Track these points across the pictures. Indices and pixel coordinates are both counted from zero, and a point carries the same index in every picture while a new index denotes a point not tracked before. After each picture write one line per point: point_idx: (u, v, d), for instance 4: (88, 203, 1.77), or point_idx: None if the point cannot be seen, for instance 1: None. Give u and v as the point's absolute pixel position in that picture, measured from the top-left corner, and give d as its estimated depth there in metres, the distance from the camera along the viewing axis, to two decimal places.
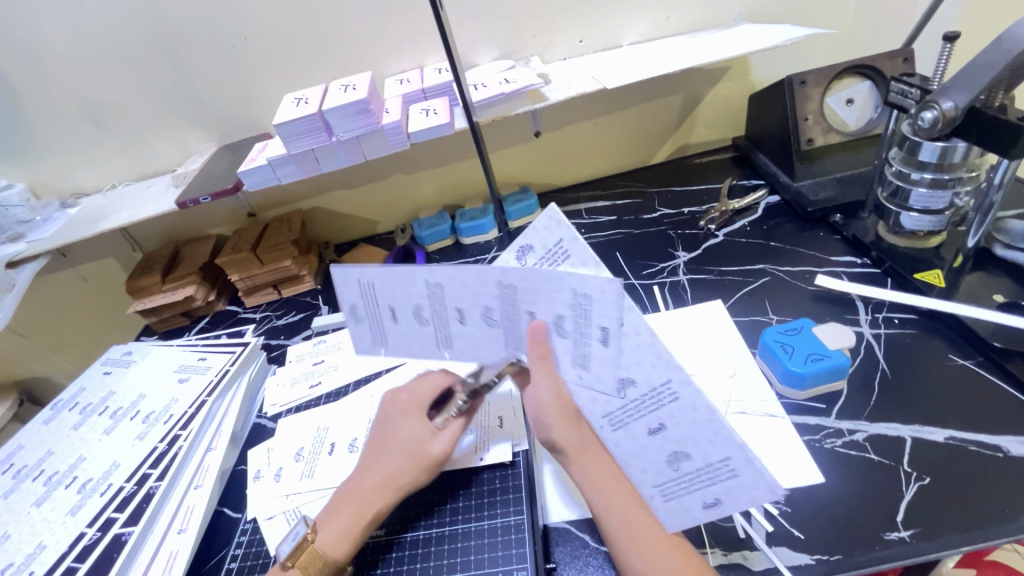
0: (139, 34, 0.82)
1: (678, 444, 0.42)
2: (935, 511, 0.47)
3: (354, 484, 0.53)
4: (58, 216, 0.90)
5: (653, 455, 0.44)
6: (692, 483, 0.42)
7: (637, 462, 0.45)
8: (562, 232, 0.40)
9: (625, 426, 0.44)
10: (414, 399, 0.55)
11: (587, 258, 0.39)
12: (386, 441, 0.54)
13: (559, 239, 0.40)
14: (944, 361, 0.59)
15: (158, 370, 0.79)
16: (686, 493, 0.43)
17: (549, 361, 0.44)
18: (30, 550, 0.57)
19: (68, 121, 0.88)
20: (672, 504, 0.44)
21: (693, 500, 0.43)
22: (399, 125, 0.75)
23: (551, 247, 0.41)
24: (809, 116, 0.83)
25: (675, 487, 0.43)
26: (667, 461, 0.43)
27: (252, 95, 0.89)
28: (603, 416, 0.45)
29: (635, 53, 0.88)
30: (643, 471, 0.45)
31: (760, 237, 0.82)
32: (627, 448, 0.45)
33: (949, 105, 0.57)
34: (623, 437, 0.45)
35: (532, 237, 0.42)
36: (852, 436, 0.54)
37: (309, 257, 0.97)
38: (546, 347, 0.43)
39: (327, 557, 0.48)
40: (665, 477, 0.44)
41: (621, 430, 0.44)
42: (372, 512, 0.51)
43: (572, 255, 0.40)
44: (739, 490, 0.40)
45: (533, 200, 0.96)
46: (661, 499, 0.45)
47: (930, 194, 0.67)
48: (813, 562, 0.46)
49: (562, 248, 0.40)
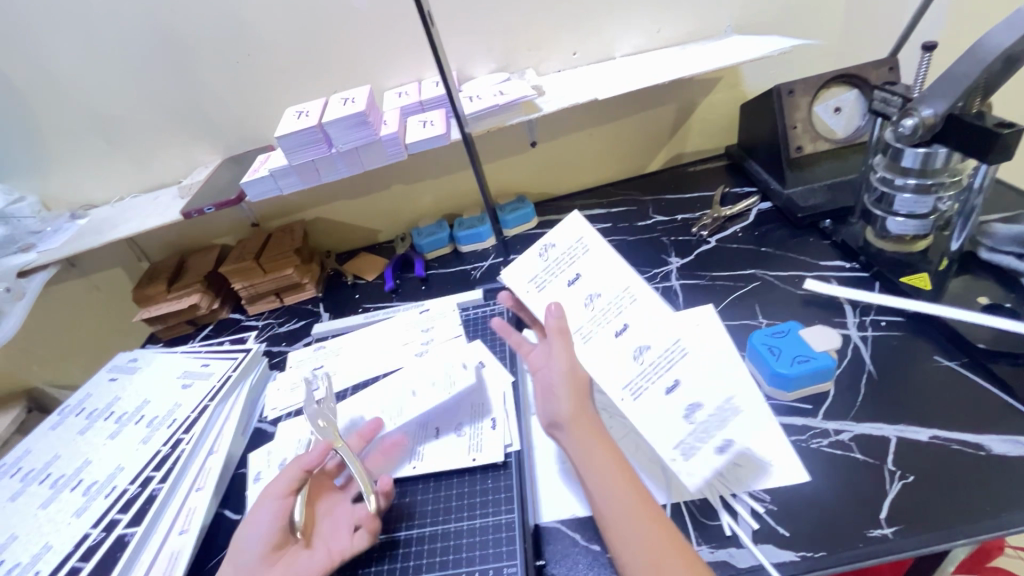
0: (147, 51, 0.85)
1: (689, 397, 0.53)
2: (919, 508, 0.48)
3: None
4: (68, 226, 0.93)
5: (671, 412, 0.52)
6: (707, 431, 0.53)
7: (657, 424, 0.52)
8: (582, 232, 0.59)
9: (643, 393, 0.52)
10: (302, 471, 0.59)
11: (595, 248, 0.58)
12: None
13: (579, 239, 0.59)
14: (930, 362, 0.60)
15: (162, 376, 0.81)
16: (702, 444, 0.52)
17: (565, 335, 0.52)
18: (36, 550, 0.59)
19: (80, 135, 0.92)
20: (693, 462, 0.52)
21: (710, 449, 0.53)
22: (397, 137, 0.77)
23: (573, 245, 0.59)
24: (797, 124, 0.84)
25: (694, 442, 0.52)
26: (684, 417, 0.52)
27: (255, 110, 0.92)
28: (625, 386, 0.52)
29: (627, 65, 0.91)
30: (662, 433, 0.52)
31: (751, 243, 0.83)
32: (649, 414, 0.52)
33: (928, 112, 0.58)
34: (644, 404, 0.52)
35: (555, 239, 0.60)
36: (838, 436, 0.55)
37: (311, 265, 1.00)
38: (563, 324, 0.53)
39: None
40: (684, 433, 0.52)
41: (640, 397, 0.52)
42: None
43: (588, 249, 0.58)
44: (734, 423, 0.54)
45: (530, 208, 0.99)
46: (683, 458, 0.52)
47: (915, 200, 0.68)
48: (797, 558, 0.47)
49: (582, 245, 0.59)
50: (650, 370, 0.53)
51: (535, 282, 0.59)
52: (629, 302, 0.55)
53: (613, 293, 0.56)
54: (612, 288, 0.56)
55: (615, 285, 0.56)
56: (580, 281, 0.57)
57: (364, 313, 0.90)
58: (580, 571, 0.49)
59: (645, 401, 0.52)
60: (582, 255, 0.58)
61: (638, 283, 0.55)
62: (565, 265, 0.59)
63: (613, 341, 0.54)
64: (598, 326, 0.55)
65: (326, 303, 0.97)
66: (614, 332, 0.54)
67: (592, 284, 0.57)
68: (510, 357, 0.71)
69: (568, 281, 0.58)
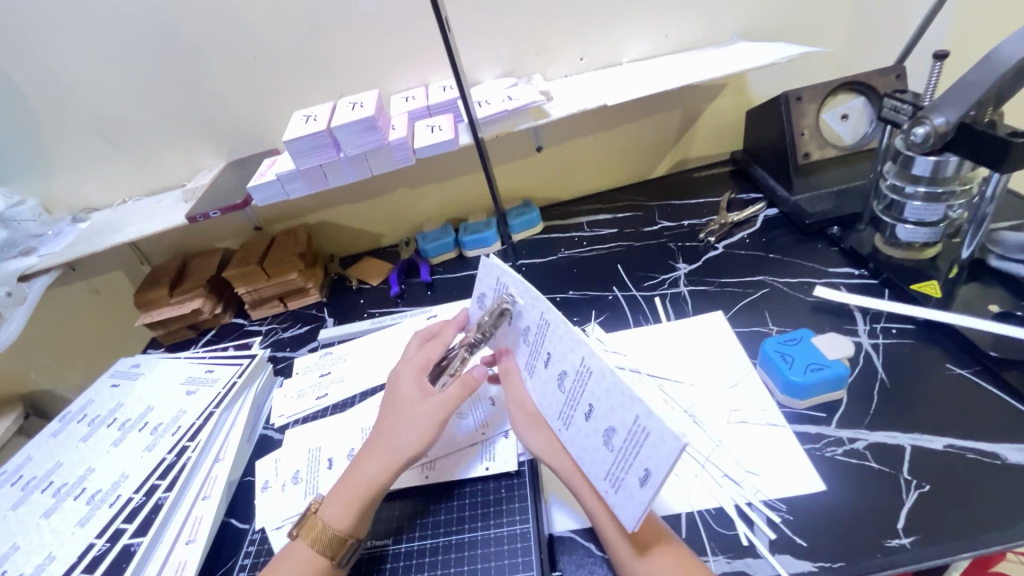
0: (152, 53, 0.85)
1: (607, 420, 0.45)
2: (936, 517, 0.48)
3: (368, 450, 0.55)
4: (70, 230, 0.92)
5: (595, 442, 0.46)
6: (626, 458, 0.42)
7: (588, 456, 0.46)
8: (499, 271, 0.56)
9: (572, 421, 0.48)
10: (413, 365, 0.59)
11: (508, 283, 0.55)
12: (385, 409, 0.57)
13: (498, 277, 0.56)
14: (943, 370, 0.60)
15: (166, 382, 0.80)
16: (626, 475, 0.42)
17: (513, 375, 0.56)
18: (39, 561, 0.58)
19: (83, 139, 0.91)
20: (621, 494, 0.43)
21: (633, 480, 0.42)
22: (405, 142, 0.77)
23: (495, 285, 0.57)
24: (805, 131, 0.85)
25: (617, 471, 0.43)
26: (605, 443, 0.45)
27: (261, 113, 0.91)
28: (557, 417, 0.50)
29: (634, 71, 0.91)
30: (593, 463, 0.46)
31: (759, 249, 0.83)
32: (579, 444, 0.47)
33: (941, 120, 0.58)
34: (573, 434, 0.48)
35: (482, 287, 0.59)
36: (853, 445, 0.55)
37: (315, 270, 0.99)
38: (512, 365, 0.56)
39: (331, 527, 0.50)
40: (608, 463, 0.44)
41: (571, 427, 0.48)
42: (371, 482, 0.53)
43: (506, 284, 0.55)
44: (655, 449, 0.40)
45: (535, 213, 0.99)
46: (613, 492, 0.44)
47: (925, 207, 0.68)
48: (816, 569, 0.47)
49: (502, 283, 0.56)
50: (571, 396, 0.48)
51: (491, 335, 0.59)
52: (545, 330, 0.51)
53: (536, 323, 0.52)
54: (534, 319, 0.52)
55: (534, 314, 0.52)
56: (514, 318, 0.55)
57: (370, 319, 0.90)
58: None
59: (574, 432, 0.48)
60: (505, 294, 0.56)
61: (548, 307, 0.50)
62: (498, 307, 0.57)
63: (545, 372, 0.51)
64: (534, 363, 0.53)
65: (331, 308, 0.96)
66: (543, 364, 0.52)
67: (519, 319, 0.54)
68: None
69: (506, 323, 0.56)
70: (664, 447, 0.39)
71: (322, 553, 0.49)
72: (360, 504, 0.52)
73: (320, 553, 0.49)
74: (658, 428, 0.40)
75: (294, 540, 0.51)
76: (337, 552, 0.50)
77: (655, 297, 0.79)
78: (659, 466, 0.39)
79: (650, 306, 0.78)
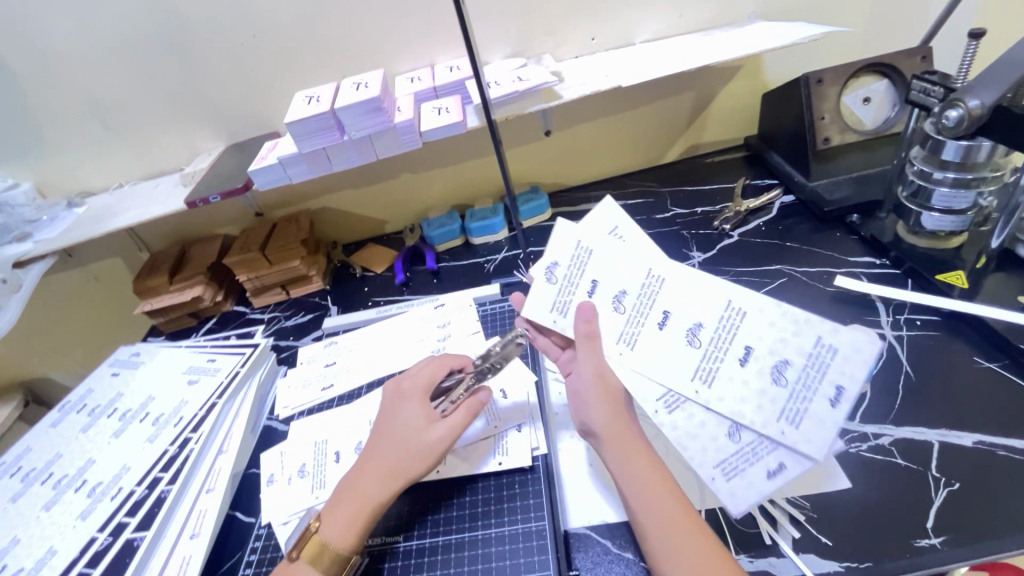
0: (147, 31, 0.81)
1: (750, 411, 0.44)
2: (967, 516, 0.46)
3: (369, 468, 0.53)
4: (65, 215, 0.90)
5: (714, 431, 0.45)
6: (756, 452, 0.43)
7: (694, 441, 0.46)
8: (617, 222, 0.52)
9: (684, 405, 0.47)
10: (418, 384, 0.56)
11: (608, 244, 0.50)
12: (386, 427, 0.54)
13: (613, 227, 0.52)
14: (969, 364, 0.59)
15: (167, 372, 0.78)
16: (750, 466, 0.43)
17: (596, 341, 0.49)
18: (40, 555, 0.57)
19: (77, 121, 0.88)
20: (735, 483, 0.43)
21: (758, 472, 0.43)
22: (412, 124, 0.74)
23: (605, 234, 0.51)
24: (826, 115, 0.82)
25: (737, 461, 0.44)
26: (728, 434, 0.45)
27: (261, 94, 0.88)
28: (658, 398, 0.47)
29: (648, 51, 0.87)
30: (701, 450, 0.45)
31: (775, 237, 0.81)
32: (683, 429, 0.46)
33: (975, 103, 0.56)
34: (679, 418, 0.47)
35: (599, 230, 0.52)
36: (878, 440, 0.54)
37: (318, 257, 0.97)
38: (594, 328, 0.49)
39: (332, 547, 0.49)
40: (726, 453, 0.44)
41: (677, 410, 0.47)
42: (375, 501, 0.51)
43: (593, 250, 0.51)
44: (798, 443, 0.42)
45: (544, 199, 0.96)
46: (722, 480, 0.43)
47: (953, 194, 0.66)
48: (842, 569, 0.45)
49: (616, 234, 0.51)
50: (706, 379, 0.46)
51: (556, 310, 0.51)
52: (666, 293, 0.49)
53: (640, 288, 0.49)
54: (633, 283, 0.50)
55: (684, 281, 0.49)
56: (646, 278, 0.49)
57: (375, 307, 0.88)
58: None
59: (680, 415, 0.47)
60: (588, 258, 0.51)
61: (737, 293, 0.47)
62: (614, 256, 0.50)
63: (659, 335, 0.49)
64: (637, 329, 0.49)
65: (334, 296, 0.94)
66: (657, 327, 0.49)
67: (655, 285, 0.49)
68: (532, 355, 0.68)
69: (623, 288, 0.50)
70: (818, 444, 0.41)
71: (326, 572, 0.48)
72: (363, 522, 0.50)
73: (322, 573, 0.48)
74: (830, 421, 0.41)
75: (293, 560, 0.49)
76: (338, 571, 0.49)
77: None
78: (800, 460, 0.42)
79: None
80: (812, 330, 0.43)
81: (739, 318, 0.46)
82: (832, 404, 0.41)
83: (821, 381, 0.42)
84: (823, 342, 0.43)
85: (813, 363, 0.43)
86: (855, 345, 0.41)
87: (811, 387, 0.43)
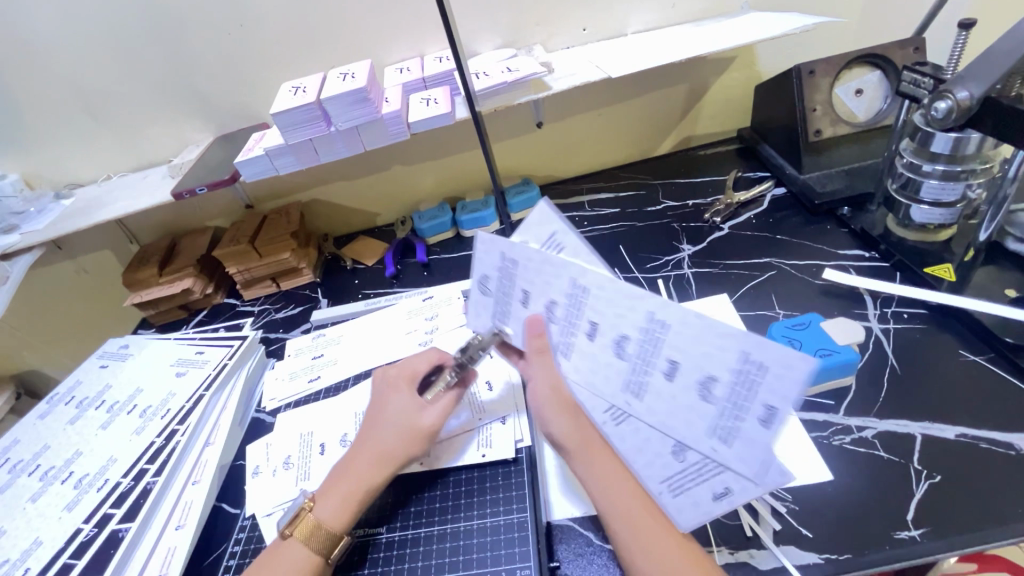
0: (131, 21, 0.80)
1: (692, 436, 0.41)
2: (947, 508, 0.47)
3: (359, 452, 0.53)
4: (53, 207, 0.89)
5: (658, 447, 0.43)
6: (701, 473, 0.41)
7: (642, 456, 0.44)
8: (555, 225, 0.44)
9: (629, 419, 0.44)
10: (405, 374, 0.57)
11: (529, 253, 0.44)
12: (376, 415, 0.55)
13: (552, 232, 0.45)
14: (955, 357, 0.58)
15: (156, 364, 0.78)
16: (696, 485, 0.42)
17: (548, 353, 0.46)
18: (25, 547, 0.57)
19: (63, 112, 0.87)
20: (682, 500, 0.42)
21: (704, 492, 0.41)
22: (399, 115, 0.73)
23: (544, 240, 0.45)
24: (817, 106, 0.81)
25: (683, 479, 0.42)
26: (673, 451, 0.43)
27: (249, 85, 0.87)
28: (605, 411, 0.45)
29: (640, 42, 0.87)
30: (649, 464, 0.44)
31: (766, 230, 0.81)
32: (632, 443, 0.44)
33: (964, 94, 0.55)
34: (627, 432, 0.44)
35: (529, 233, 0.46)
36: (861, 433, 0.54)
37: (309, 249, 0.96)
38: (545, 341, 0.46)
39: (326, 527, 0.49)
40: (672, 471, 0.43)
41: (624, 423, 0.45)
42: (367, 484, 0.51)
43: (519, 259, 0.45)
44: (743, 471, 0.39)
45: (535, 191, 0.95)
46: (670, 495, 0.43)
47: (942, 186, 0.66)
48: (822, 560, 0.45)
49: (556, 241, 0.45)
50: (636, 385, 0.43)
51: (493, 318, 0.50)
52: (591, 302, 0.43)
53: (568, 295, 0.44)
54: (559, 291, 0.44)
55: (600, 280, 0.42)
56: (571, 284, 0.43)
57: (365, 300, 0.87)
58: (594, 572, 0.48)
59: (627, 428, 0.44)
60: (515, 269, 0.46)
61: (663, 306, 0.40)
62: (542, 267, 0.44)
63: (590, 347, 0.44)
64: (570, 338, 0.45)
65: (325, 289, 0.94)
66: (585, 336, 0.44)
67: (581, 294, 0.43)
68: None
69: (547, 299, 0.45)
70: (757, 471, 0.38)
71: (317, 551, 0.48)
72: (354, 504, 0.51)
73: (314, 552, 0.47)
74: (760, 440, 0.38)
75: (283, 539, 0.49)
76: (330, 551, 0.49)
77: (658, 279, 0.77)
78: (745, 484, 0.39)
79: (653, 288, 0.76)
80: (734, 345, 0.37)
81: (664, 330, 0.41)
82: (763, 423, 0.37)
83: (751, 400, 0.38)
84: (750, 359, 0.37)
85: (740, 379, 0.38)
86: (785, 361, 0.35)
87: (741, 404, 0.38)
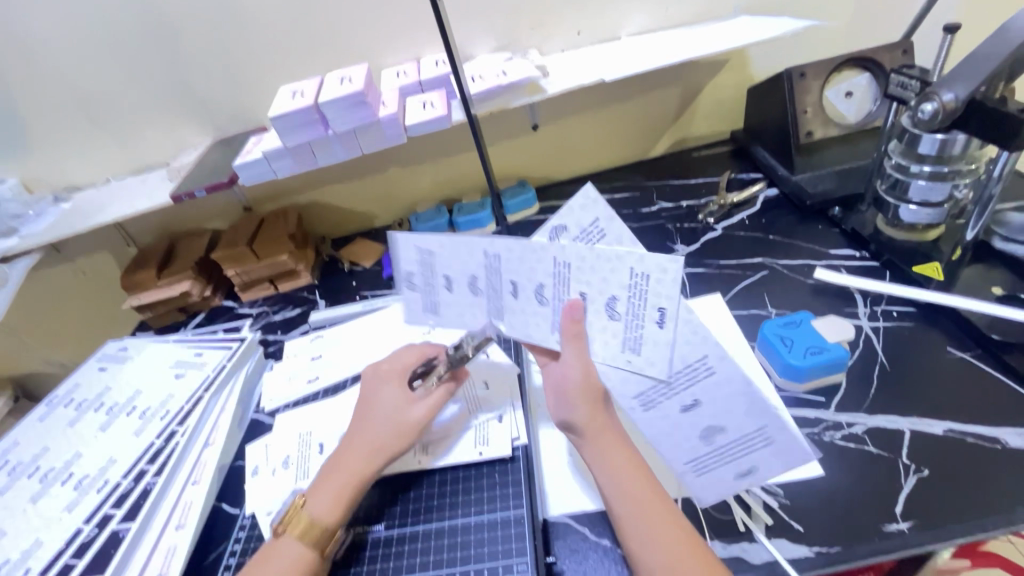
0: (131, 26, 0.81)
1: (712, 418, 0.44)
2: (936, 503, 0.47)
3: (350, 445, 0.54)
4: (52, 210, 0.90)
5: (686, 431, 0.46)
6: (729, 454, 0.45)
7: (669, 439, 0.47)
8: (599, 213, 0.43)
9: (658, 405, 0.46)
10: (396, 368, 0.58)
11: (438, 241, 0.48)
12: (364, 410, 0.56)
13: (595, 219, 0.43)
14: (943, 353, 0.60)
15: (154, 366, 0.79)
16: (720, 465, 0.45)
17: (582, 339, 0.45)
18: (27, 546, 0.57)
19: (62, 116, 0.87)
20: (706, 479, 0.46)
21: (729, 471, 0.45)
22: (396, 118, 0.74)
23: (587, 227, 0.43)
24: (808, 108, 0.82)
25: (710, 461, 0.46)
26: (701, 436, 0.45)
27: (248, 89, 0.88)
28: (634, 397, 0.46)
29: (634, 45, 0.88)
30: (675, 448, 0.47)
31: (759, 230, 0.82)
32: (659, 428, 0.47)
33: (949, 96, 0.56)
34: (656, 417, 0.46)
35: (567, 217, 0.43)
36: (852, 429, 0.55)
37: (307, 251, 0.97)
38: (582, 326, 0.45)
39: (317, 520, 0.49)
40: (700, 452, 0.46)
41: (653, 409, 0.46)
42: (357, 476, 0.52)
43: (432, 250, 0.49)
44: (777, 457, 0.43)
45: (531, 193, 0.96)
46: (694, 475, 0.47)
47: (930, 186, 0.67)
48: (813, 554, 0.46)
49: (598, 228, 0.43)
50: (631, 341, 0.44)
51: (426, 309, 0.53)
52: (505, 266, 0.46)
53: (484, 266, 0.47)
54: (476, 265, 0.47)
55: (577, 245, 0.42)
56: (488, 259, 0.46)
57: (363, 302, 0.88)
58: (591, 567, 0.49)
59: (656, 414, 0.46)
60: (432, 258, 0.49)
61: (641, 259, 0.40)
62: (465, 252, 0.47)
63: (597, 322, 0.45)
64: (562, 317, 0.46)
65: (323, 290, 0.94)
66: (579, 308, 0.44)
67: (501, 263, 0.46)
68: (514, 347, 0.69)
69: (470, 281, 0.49)
70: (792, 452, 0.42)
71: (312, 547, 0.48)
72: (346, 500, 0.51)
73: (310, 546, 0.48)
74: (662, 340, 0.42)
75: (277, 536, 0.49)
76: (324, 544, 0.49)
77: None
78: (772, 467, 0.43)
79: None
80: (622, 264, 0.41)
81: (567, 268, 0.43)
82: (658, 324, 0.42)
83: (645, 306, 0.42)
84: (637, 272, 0.41)
85: (633, 292, 0.41)
86: (658, 265, 0.39)
87: (637, 314, 0.42)
